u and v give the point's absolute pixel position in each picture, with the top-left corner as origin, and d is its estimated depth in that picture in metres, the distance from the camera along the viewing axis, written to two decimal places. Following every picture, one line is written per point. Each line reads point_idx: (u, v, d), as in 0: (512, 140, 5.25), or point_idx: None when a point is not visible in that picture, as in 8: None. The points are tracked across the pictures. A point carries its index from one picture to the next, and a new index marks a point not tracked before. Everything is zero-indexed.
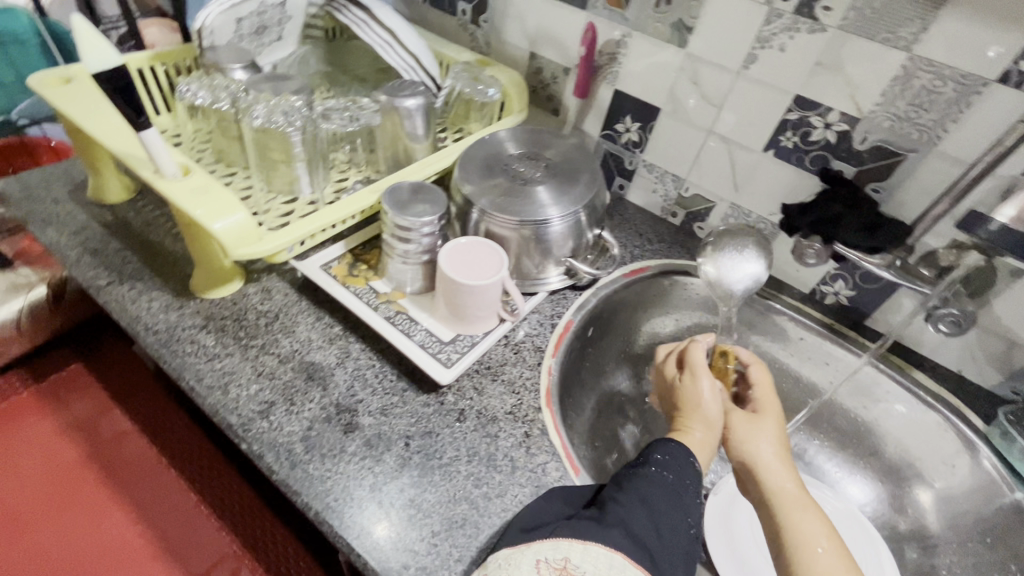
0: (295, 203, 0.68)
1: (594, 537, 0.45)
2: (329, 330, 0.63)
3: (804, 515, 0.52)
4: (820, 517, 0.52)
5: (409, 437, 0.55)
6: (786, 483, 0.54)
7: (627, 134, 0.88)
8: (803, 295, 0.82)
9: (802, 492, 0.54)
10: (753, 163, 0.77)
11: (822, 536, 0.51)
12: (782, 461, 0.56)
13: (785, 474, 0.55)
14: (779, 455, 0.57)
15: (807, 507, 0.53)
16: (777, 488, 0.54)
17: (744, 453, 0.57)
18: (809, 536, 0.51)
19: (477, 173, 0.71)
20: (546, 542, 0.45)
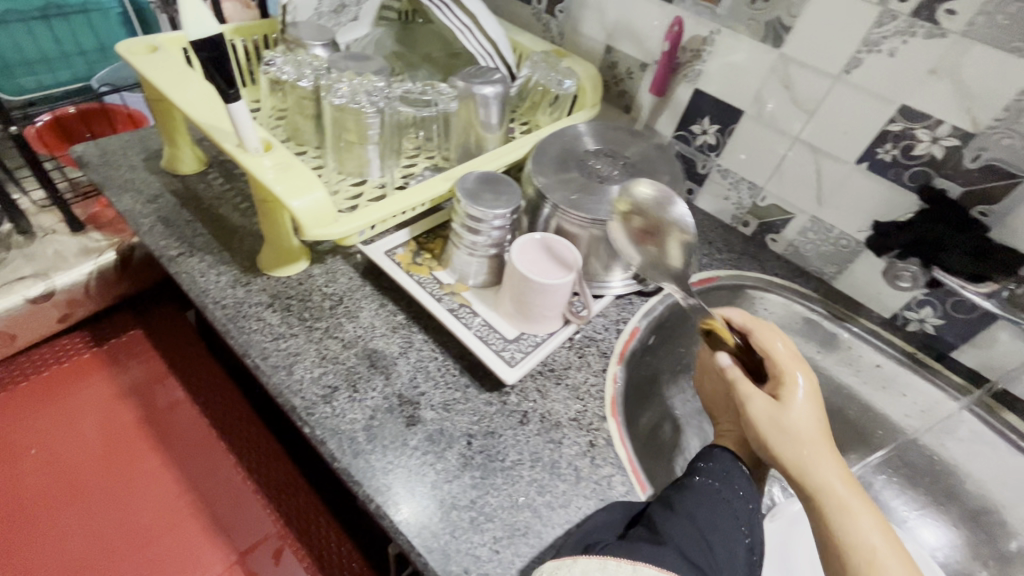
0: (364, 186, 0.67)
1: (646, 557, 0.41)
2: (392, 318, 0.62)
3: (863, 521, 0.42)
4: (881, 518, 0.42)
5: (472, 436, 0.53)
6: (833, 478, 0.43)
7: (703, 137, 0.84)
8: (882, 320, 0.77)
9: (853, 487, 0.43)
10: (842, 175, 0.72)
11: (887, 544, 0.41)
12: (823, 454, 0.45)
13: (831, 470, 0.44)
14: (819, 444, 0.45)
15: (863, 508, 0.42)
16: (824, 489, 0.43)
17: (776, 450, 0.46)
18: (872, 547, 0.40)
19: (551, 167, 0.68)
20: (592, 561, 0.42)
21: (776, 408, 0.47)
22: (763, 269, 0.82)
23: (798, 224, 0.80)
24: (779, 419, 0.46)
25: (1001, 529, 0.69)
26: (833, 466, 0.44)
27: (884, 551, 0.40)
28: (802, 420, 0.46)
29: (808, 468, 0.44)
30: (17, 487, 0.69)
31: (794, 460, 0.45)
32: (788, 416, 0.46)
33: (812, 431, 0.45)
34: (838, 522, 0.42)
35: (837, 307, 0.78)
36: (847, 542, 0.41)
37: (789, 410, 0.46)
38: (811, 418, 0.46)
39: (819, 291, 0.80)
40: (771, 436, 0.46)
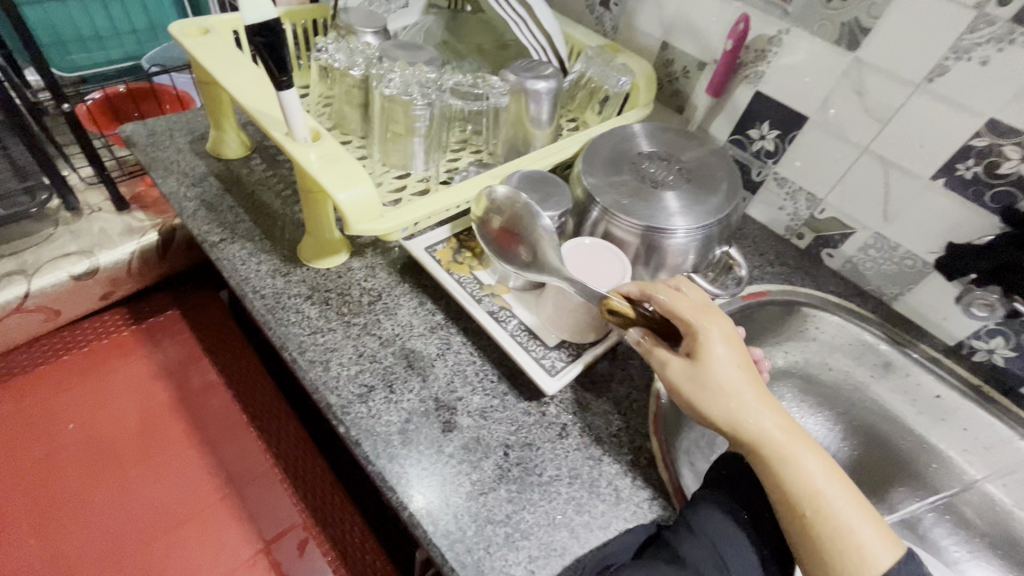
0: (408, 179, 0.65)
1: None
2: (431, 318, 0.60)
3: (806, 462, 0.42)
4: (820, 453, 0.42)
5: (509, 447, 0.51)
6: (770, 426, 0.43)
7: (760, 142, 0.80)
8: (946, 347, 0.72)
9: (790, 429, 0.43)
10: (914, 191, 0.67)
11: (832, 481, 0.41)
12: (753, 402, 0.44)
13: (766, 418, 0.43)
14: (748, 396, 0.44)
15: (803, 449, 0.42)
16: (764, 440, 0.43)
17: (710, 412, 0.44)
18: (822, 487, 0.40)
19: (602, 169, 0.65)
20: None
21: (697, 372, 0.45)
22: (817, 286, 0.78)
23: (859, 240, 0.75)
24: (702, 381, 0.44)
25: None
26: (765, 413, 0.43)
27: (832, 490, 0.40)
28: (729, 374, 0.44)
29: (744, 424, 0.43)
30: (56, 460, 0.71)
31: (731, 419, 0.43)
32: (709, 376, 0.44)
33: (735, 383, 0.44)
34: (785, 472, 0.41)
35: (898, 332, 0.72)
36: (799, 489, 0.41)
37: (709, 373, 0.44)
38: (735, 370, 0.45)
39: (877, 312, 0.76)
40: (702, 400, 0.44)
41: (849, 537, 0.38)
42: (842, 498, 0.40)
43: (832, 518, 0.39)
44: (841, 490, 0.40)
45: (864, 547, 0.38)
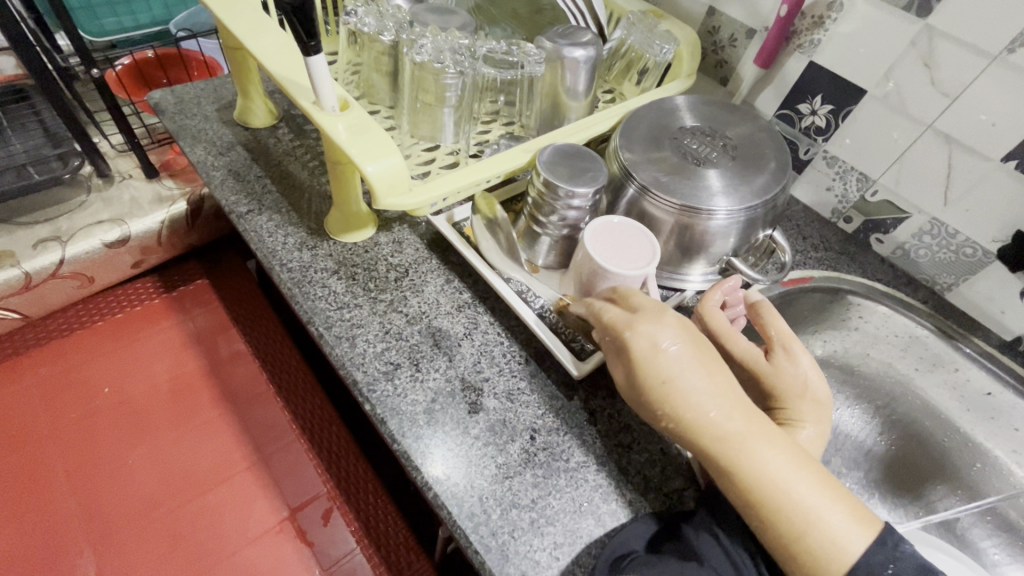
0: (437, 151, 0.63)
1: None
2: (458, 296, 0.59)
3: (762, 461, 0.39)
4: (779, 445, 0.40)
5: (535, 431, 0.50)
6: (722, 430, 0.40)
7: (810, 118, 0.75)
8: (1002, 342, 0.68)
9: (746, 421, 0.40)
10: (980, 174, 0.62)
11: (793, 475, 0.39)
12: (701, 413, 0.40)
13: (717, 418, 0.40)
14: (695, 406, 0.41)
15: (760, 451, 0.39)
16: (714, 446, 0.40)
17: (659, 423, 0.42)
18: (779, 486, 0.38)
19: (641, 144, 0.62)
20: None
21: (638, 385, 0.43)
22: (864, 272, 0.74)
23: (913, 225, 0.70)
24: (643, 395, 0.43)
25: None
26: (718, 422, 0.40)
27: (792, 487, 0.38)
28: (671, 377, 0.42)
29: (691, 429, 0.41)
30: (92, 423, 0.73)
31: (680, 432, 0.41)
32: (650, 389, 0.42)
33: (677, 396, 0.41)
34: (742, 482, 0.39)
35: (948, 324, 0.69)
36: (756, 492, 0.39)
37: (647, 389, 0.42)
38: (682, 377, 0.41)
39: (928, 303, 0.71)
40: (652, 412, 0.42)
41: (807, 536, 0.37)
42: (805, 490, 0.38)
43: (790, 517, 0.38)
44: (803, 485, 0.38)
45: (831, 539, 0.37)
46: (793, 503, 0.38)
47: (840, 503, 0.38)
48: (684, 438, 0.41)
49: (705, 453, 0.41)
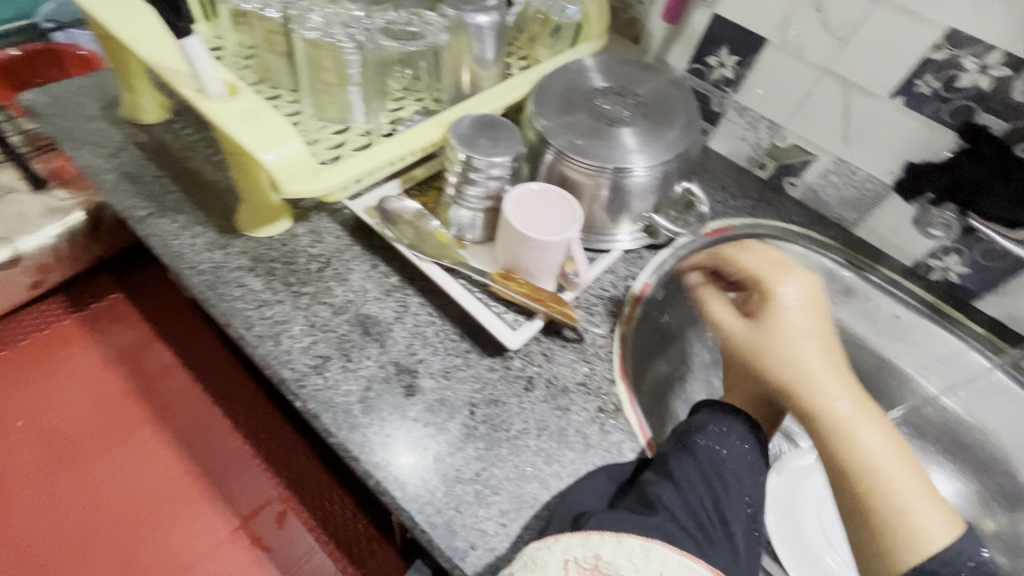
0: (347, 133, 0.60)
1: (629, 529, 0.40)
2: (386, 280, 0.58)
3: (865, 439, 0.40)
4: (890, 430, 0.41)
5: (474, 405, 0.50)
6: (832, 402, 0.42)
7: (719, 70, 0.76)
8: (904, 269, 0.73)
9: (857, 403, 0.42)
10: (873, 112, 0.66)
11: (892, 458, 0.40)
12: (823, 372, 0.43)
13: (835, 390, 0.43)
14: (812, 365, 0.44)
15: (867, 425, 0.41)
16: (823, 411, 0.42)
17: (768, 377, 0.45)
18: (879, 465, 0.39)
19: (555, 109, 0.62)
20: (575, 538, 0.40)
21: (756, 332, 0.46)
22: (780, 217, 0.77)
23: (819, 166, 0.74)
24: (758, 345, 0.46)
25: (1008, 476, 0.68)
26: (833, 386, 0.43)
27: (891, 468, 0.39)
28: (792, 345, 0.44)
29: (803, 393, 0.43)
30: (10, 461, 0.68)
31: (789, 386, 0.44)
32: (768, 341, 0.45)
33: (802, 348, 0.44)
34: (840, 447, 0.41)
35: (856, 256, 0.74)
36: (855, 464, 0.40)
37: (766, 340, 0.45)
38: (802, 337, 0.45)
39: (838, 239, 0.75)
40: (762, 365, 0.45)
41: (899, 514, 0.38)
42: (903, 480, 0.39)
43: (883, 492, 0.39)
44: (900, 470, 0.39)
45: (917, 526, 0.37)
46: (891, 479, 0.39)
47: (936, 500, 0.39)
48: (793, 401, 0.44)
49: (811, 414, 0.43)
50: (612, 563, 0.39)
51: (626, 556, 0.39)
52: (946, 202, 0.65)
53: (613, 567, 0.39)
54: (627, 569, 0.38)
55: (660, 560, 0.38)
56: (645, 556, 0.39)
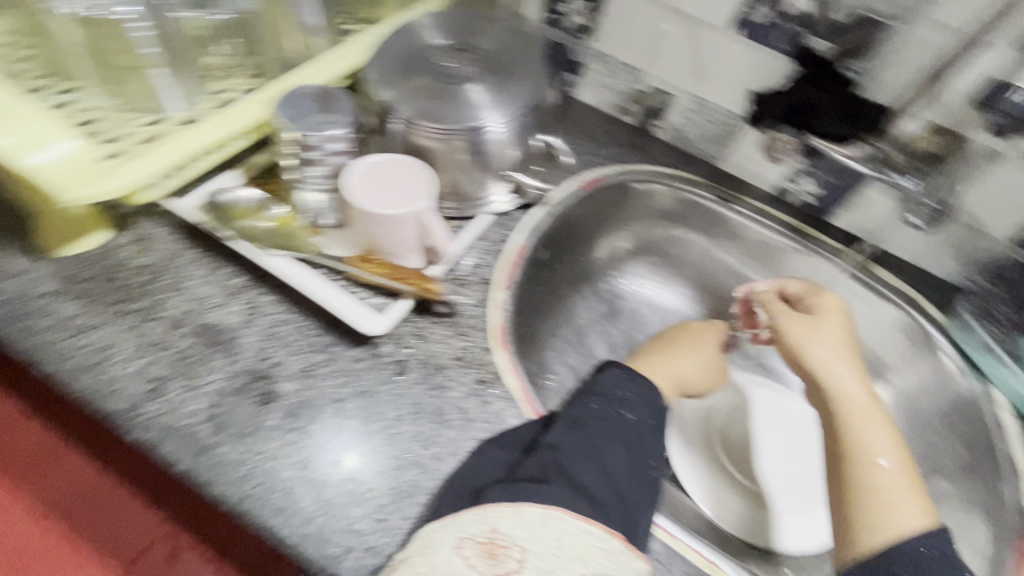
0: (163, 123, 0.53)
1: (528, 497, 0.40)
2: (231, 283, 0.52)
3: (873, 431, 0.49)
4: (889, 429, 0.49)
5: (341, 401, 0.47)
6: (850, 395, 0.52)
7: (572, 17, 0.75)
8: (766, 197, 0.76)
9: (870, 404, 0.51)
10: (718, 46, 0.67)
11: (889, 454, 0.47)
12: (847, 367, 0.54)
13: (844, 385, 0.52)
14: (842, 361, 0.54)
15: (875, 421, 0.49)
16: (840, 395, 0.52)
17: (806, 361, 0.55)
18: (877, 456, 0.47)
19: (394, 73, 0.57)
20: (473, 513, 0.39)
21: (810, 323, 0.58)
22: (650, 160, 0.78)
23: (680, 106, 0.75)
24: (807, 333, 0.57)
25: (875, 375, 0.73)
26: (853, 383, 0.52)
27: (887, 458, 0.47)
28: (817, 346, 0.55)
29: (824, 378, 0.53)
30: None
31: (820, 371, 0.54)
32: (813, 333, 0.57)
33: (833, 345, 0.56)
34: (848, 429, 0.49)
35: (722, 189, 0.76)
36: (854, 448, 0.48)
37: (817, 330, 0.57)
38: (833, 341, 0.56)
39: (706, 176, 0.77)
40: (805, 354, 0.56)
41: (889, 498, 0.44)
42: (896, 474, 0.45)
43: (865, 475, 0.46)
44: (893, 462, 0.46)
45: (900, 514, 0.43)
46: (885, 466, 0.46)
47: (916, 500, 0.44)
48: (816, 383, 0.54)
49: (828, 395, 0.52)
50: (509, 535, 0.38)
51: (525, 526, 0.38)
52: (788, 125, 0.66)
53: (510, 539, 0.38)
54: (526, 538, 0.38)
55: (557, 526, 0.38)
56: (542, 522, 0.38)
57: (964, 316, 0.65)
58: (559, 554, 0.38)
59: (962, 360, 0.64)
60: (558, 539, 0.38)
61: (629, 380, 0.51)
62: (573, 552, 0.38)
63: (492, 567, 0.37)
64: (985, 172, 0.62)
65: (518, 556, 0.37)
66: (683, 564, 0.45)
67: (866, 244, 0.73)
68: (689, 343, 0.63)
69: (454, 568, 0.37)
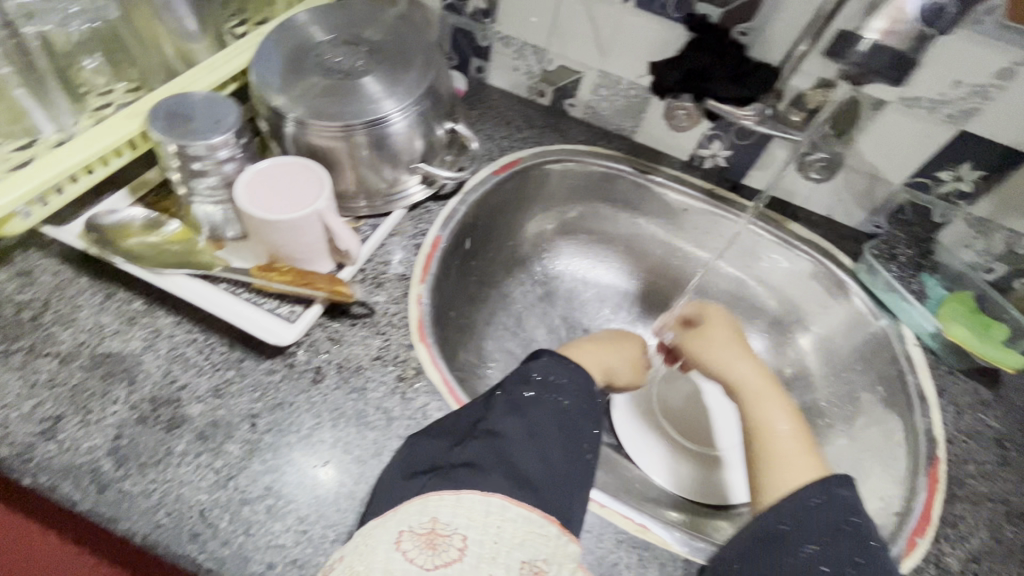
0: (33, 147, 0.50)
1: (469, 485, 0.40)
2: (128, 308, 0.50)
3: (770, 408, 0.55)
4: (783, 403, 0.55)
5: (255, 416, 0.46)
6: (745, 377, 0.58)
7: (472, 2, 0.73)
8: (682, 164, 0.78)
9: (764, 385, 0.57)
10: (615, 20, 0.68)
11: (783, 424, 0.53)
12: (740, 358, 0.60)
13: (740, 373, 0.59)
14: (736, 355, 0.61)
15: (770, 396, 0.56)
16: (738, 381, 0.58)
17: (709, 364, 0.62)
18: (774, 426, 0.53)
19: (282, 74, 0.55)
20: (413, 506, 0.39)
21: (706, 334, 0.64)
22: (566, 139, 0.78)
23: (589, 82, 0.75)
24: (705, 342, 0.63)
25: (798, 325, 0.75)
26: (749, 367, 0.59)
27: (781, 426, 0.53)
28: (714, 351, 0.62)
29: (725, 370, 0.60)
30: None
31: (720, 367, 0.60)
32: (710, 341, 0.63)
33: (727, 344, 0.62)
34: (750, 408, 0.55)
35: (639, 161, 0.77)
36: (755, 423, 0.54)
37: (711, 338, 0.64)
38: (728, 343, 0.62)
39: (623, 149, 0.79)
40: (705, 358, 0.62)
41: (784, 457, 0.50)
42: (789, 437, 0.51)
43: (764, 446, 0.51)
44: (785, 427, 0.53)
45: (795, 470, 0.48)
46: (781, 433, 0.52)
47: (809, 460, 0.49)
48: (723, 376, 0.60)
49: (732, 384, 0.59)
50: (450, 523, 0.38)
51: (467, 513, 0.38)
52: (683, 93, 0.66)
53: (452, 528, 0.38)
54: (468, 526, 0.38)
55: (499, 513, 0.39)
56: (484, 509, 0.39)
57: (870, 260, 0.68)
58: (499, 542, 0.38)
59: (871, 301, 0.68)
60: (499, 527, 0.39)
61: (567, 367, 0.51)
62: (513, 540, 0.38)
63: (432, 557, 0.36)
64: (874, 120, 0.64)
65: (459, 544, 0.37)
66: (616, 532, 0.46)
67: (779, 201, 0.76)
68: (613, 342, 0.62)
69: (392, 564, 0.35)
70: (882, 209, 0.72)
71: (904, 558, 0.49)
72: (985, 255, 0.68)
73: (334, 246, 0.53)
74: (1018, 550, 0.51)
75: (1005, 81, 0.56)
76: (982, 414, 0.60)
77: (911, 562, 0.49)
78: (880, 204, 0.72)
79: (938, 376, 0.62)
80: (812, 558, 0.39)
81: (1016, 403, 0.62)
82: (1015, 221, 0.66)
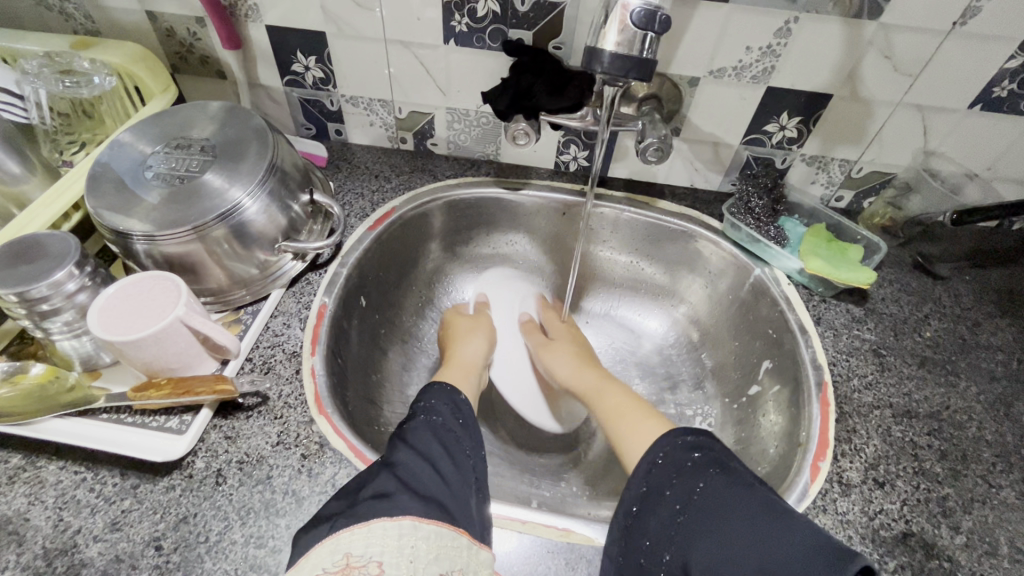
0: None
1: (379, 513, 0.39)
2: (7, 466, 0.48)
3: (627, 389, 0.63)
4: (620, 387, 0.63)
5: (160, 538, 0.45)
6: (587, 372, 0.67)
7: (309, 74, 0.75)
8: (550, 172, 0.82)
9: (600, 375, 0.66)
10: (443, 61, 0.71)
11: (629, 397, 0.61)
12: (584, 361, 0.69)
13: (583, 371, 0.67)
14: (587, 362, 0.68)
15: (615, 383, 0.64)
16: (588, 372, 0.66)
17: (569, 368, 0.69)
18: (624, 403, 0.60)
19: (118, 195, 0.56)
20: (323, 548, 0.37)
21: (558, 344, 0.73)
22: (436, 177, 0.81)
23: (441, 120, 0.79)
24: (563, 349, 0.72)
25: (692, 291, 0.80)
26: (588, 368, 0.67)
27: (637, 401, 0.60)
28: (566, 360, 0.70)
29: (579, 369, 0.67)
30: None
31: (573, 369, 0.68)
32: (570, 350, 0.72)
33: (577, 354, 0.70)
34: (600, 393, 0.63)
35: (509, 179, 0.80)
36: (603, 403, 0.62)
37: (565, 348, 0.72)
38: (576, 354, 0.71)
39: (491, 172, 0.82)
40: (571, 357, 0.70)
41: (637, 423, 0.56)
42: (639, 405, 0.59)
43: (619, 420, 0.58)
44: (634, 399, 0.60)
45: (650, 431, 0.55)
46: (640, 404, 0.59)
47: (652, 424, 0.55)
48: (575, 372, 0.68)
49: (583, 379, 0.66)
50: (365, 555, 0.37)
51: (381, 541, 0.37)
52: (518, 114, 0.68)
53: (367, 558, 0.37)
54: (383, 551, 0.37)
55: (411, 533, 0.38)
56: (397, 534, 0.38)
57: (732, 218, 0.73)
58: (415, 561, 0.37)
59: (742, 254, 0.73)
60: (413, 548, 0.38)
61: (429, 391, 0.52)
62: (429, 555, 0.38)
63: None
64: (694, 96, 0.70)
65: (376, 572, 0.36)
66: (543, 544, 0.48)
67: (645, 184, 0.81)
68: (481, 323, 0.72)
69: None
70: (732, 169, 0.78)
71: (810, 484, 0.53)
72: (831, 186, 0.77)
73: (211, 346, 0.53)
74: (909, 445, 0.56)
75: (784, 38, 0.63)
76: (857, 330, 0.66)
77: (817, 486, 0.53)
78: (729, 165, 0.78)
79: (814, 307, 0.68)
80: (672, 502, 0.43)
81: (884, 311, 0.68)
82: (845, 150, 0.73)
